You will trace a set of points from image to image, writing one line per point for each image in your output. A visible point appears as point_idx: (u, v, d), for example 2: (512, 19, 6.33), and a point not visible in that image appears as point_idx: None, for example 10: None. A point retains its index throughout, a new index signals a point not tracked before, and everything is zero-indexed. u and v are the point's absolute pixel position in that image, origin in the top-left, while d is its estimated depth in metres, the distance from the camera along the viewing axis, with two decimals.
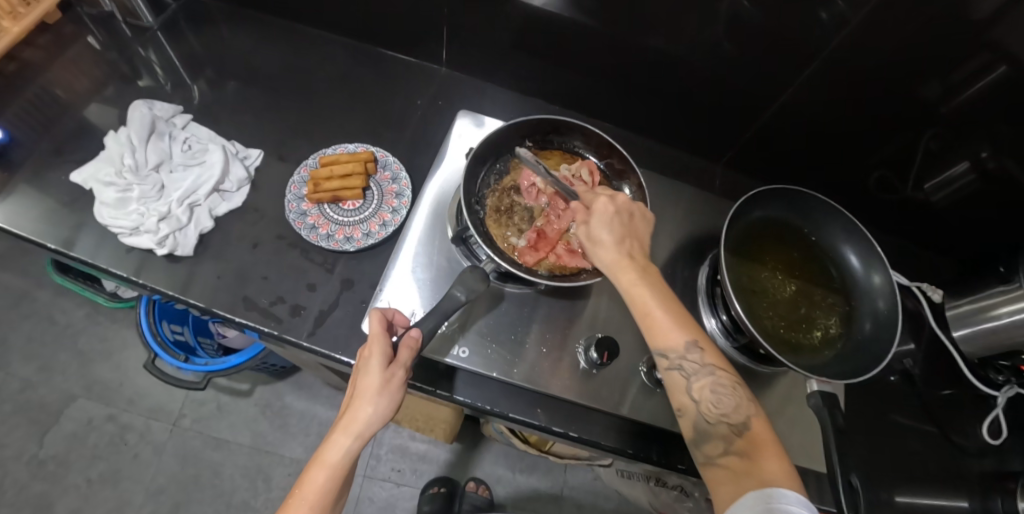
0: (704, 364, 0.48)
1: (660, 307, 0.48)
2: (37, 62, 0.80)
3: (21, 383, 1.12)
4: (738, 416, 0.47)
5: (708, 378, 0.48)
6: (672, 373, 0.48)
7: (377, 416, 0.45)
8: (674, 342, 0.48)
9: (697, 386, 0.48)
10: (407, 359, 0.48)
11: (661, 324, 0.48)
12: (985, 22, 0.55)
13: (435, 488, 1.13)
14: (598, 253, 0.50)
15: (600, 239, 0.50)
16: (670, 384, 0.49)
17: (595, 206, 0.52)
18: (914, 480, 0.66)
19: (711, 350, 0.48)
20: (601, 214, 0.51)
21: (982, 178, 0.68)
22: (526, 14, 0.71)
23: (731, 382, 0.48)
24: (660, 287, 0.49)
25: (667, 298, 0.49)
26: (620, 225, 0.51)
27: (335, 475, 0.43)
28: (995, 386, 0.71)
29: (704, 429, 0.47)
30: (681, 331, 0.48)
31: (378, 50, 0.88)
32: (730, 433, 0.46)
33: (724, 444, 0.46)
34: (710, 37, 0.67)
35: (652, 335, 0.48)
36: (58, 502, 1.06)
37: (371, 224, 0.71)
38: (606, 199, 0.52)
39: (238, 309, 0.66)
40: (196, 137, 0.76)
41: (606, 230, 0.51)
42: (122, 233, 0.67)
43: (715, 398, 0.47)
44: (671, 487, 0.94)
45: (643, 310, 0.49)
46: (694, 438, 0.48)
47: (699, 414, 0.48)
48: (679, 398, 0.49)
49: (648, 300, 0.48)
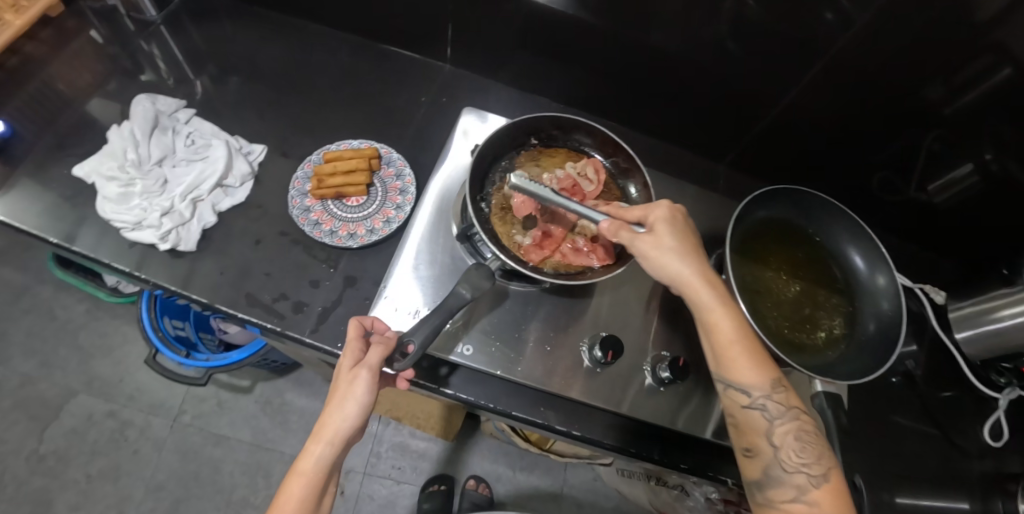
0: (787, 407, 0.47)
1: (747, 346, 0.48)
2: (39, 56, 0.79)
3: (20, 378, 1.12)
4: (817, 468, 0.46)
5: (790, 424, 0.47)
6: (752, 412, 0.48)
7: (348, 421, 0.44)
8: (761, 382, 0.47)
9: (779, 430, 0.47)
10: (375, 360, 0.46)
11: (745, 361, 0.48)
12: (989, 25, 0.55)
13: (434, 485, 1.14)
14: (670, 266, 0.50)
15: (676, 252, 0.50)
16: (746, 423, 0.48)
17: (653, 210, 0.52)
18: (915, 482, 0.66)
19: (794, 395, 0.48)
20: (665, 218, 0.51)
21: (984, 178, 0.68)
22: (530, 11, 0.71)
23: (812, 430, 0.47)
24: (745, 324, 0.49)
25: (753, 337, 0.49)
26: (685, 233, 0.52)
27: (311, 483, 0.43)
28: (997, 388, 0.70)
29: (776, 475, 0.46)
30: (767, 372, 0.48)
31: (381, 47, 0.88)
32: (804, 484, 0.45)
33: (795, 492, 0.45)
34: (714, 37, 0.67)
35: (735, 370, 0.48)
36: (57, 498, 1.05)
37: (374, 221, 0.71)
38: (663, 203, 0.52)
39: (241, 305, 0.66)
40: (199, 132, 0.76)
41: (676, 238, 0.51)
42: (124, 228, 0.67)
43: (796, 445, 0.46)
44: (671, 486, 0.94)
45: (728, 345, 0.48)
46: (761, 480, 0.47)
47: (776, 458, 0.47)
48: (754, 438, 0.48)
49: (736, 335, 0.48)
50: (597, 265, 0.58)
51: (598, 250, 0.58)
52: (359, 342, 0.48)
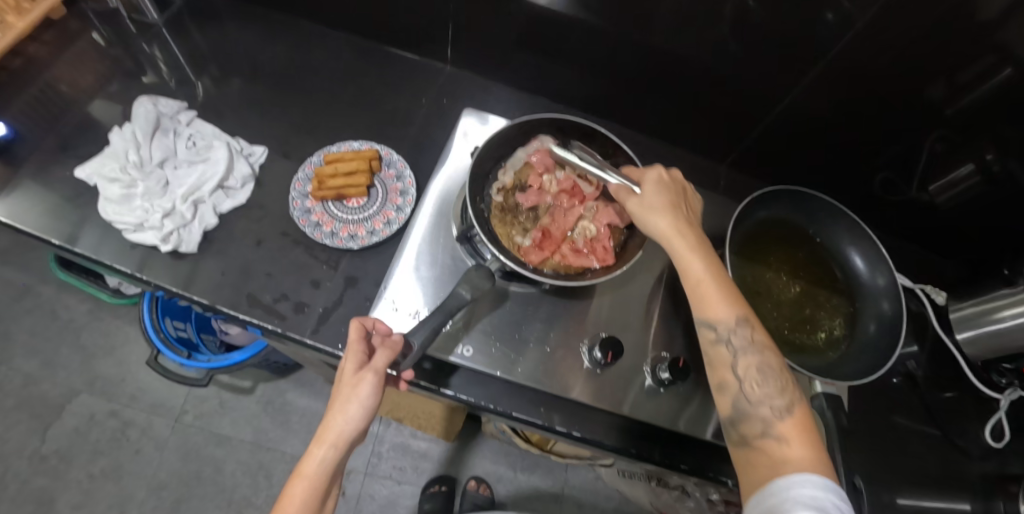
0: (752, 341, 0.46)
1: (715, 281, 0.47)
2: (41, 58, 0.80)
3: (23, 378, 1.12)
4: (782, 400, 0.44)
5: (756, 358, 0.46)
6: (719, 347, 0.46)
7: (351, 424, 0.44)
8: (725, 314, 0.46)
9: (744, 364, 0.46)
10: (381, 363, 0.47)
11: (713, 296, 0.47)
12: (991, 24, 0.55)
13: (434, 487, 1.14)
14: (650, 218, 0.50)
15: (655, 204, 0.51)
16: (714, 359, 0.47)
17: (647, 177, 0.54)
18: (916, 483, 0.66)
19: (761, 329, 0.47)
20: (653, 179, 0.53)
21: (985, 179, 0.68)
22: (531, 12, 0.71)
23: (777, 365, 0.46)
24: (714, 262, 0.48)
25: (722, 275, 0.48)
26: (666, 189, 0.53)
27: (313, 487, 0.43)
28: (998, 388, 0.70)
29: (744, 408, 0.45)
30: (733, 305, 0.46)
31: (383, 48, 0.88)
32: (770, 416, 0.44)
33: (763, 425, 0.44)
34: (715, 37, 0.67)
35: (701, 305, 0.47)
36: (60, 498, 1.06)
37: (375, 222, 0.71)
38: (655, 168, 0.54)
39: (242, 306, 0.66)
40: (200, 134, 0.76)
41: (659, 193, 0.52)
42: (125, 229, 0.67)
43: (760, 377, 0.45)
44: (671, 487, 0.94)
45: (696, 282, 0.48)
46: (731, 416, 0.46)
47: (741, 391, 0.46)
48: (722, 374, 0.47)
49: (702, 271, 0.48)
50: (597, 266, 0.58)
51: (598, 251, 0.58)
52: (361, 343, 0.48)
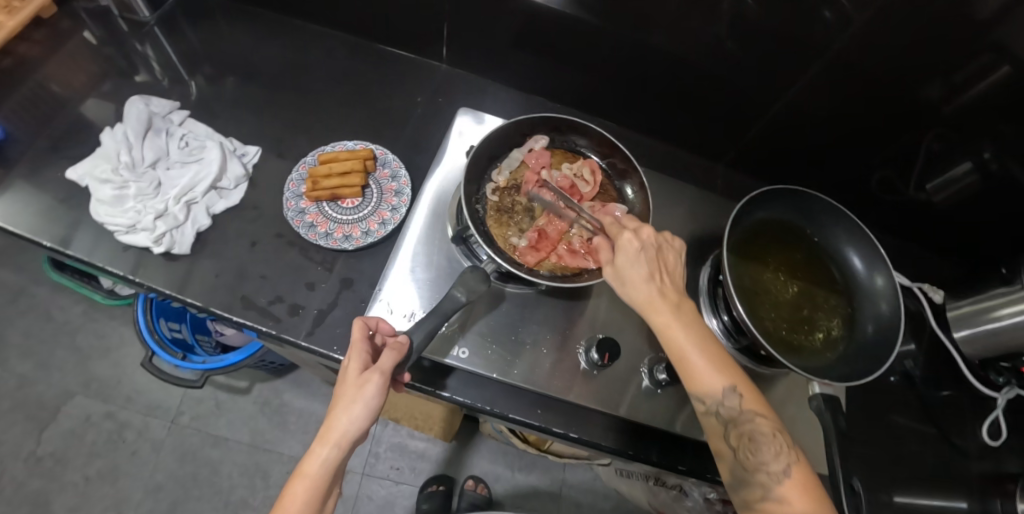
0: (742, 409, 0.45)
1: (699, 352, 0.46)
2: (32, 57, 0.79)
3: (18, 380, 1.11)
4: (778, 464, 0.44)
5: (749, 425, 0.45)
6: (710, 417, 0.46)
7: (355, 425, 0.44)
8: (711, 386, 0.46)
9: (736, 432, 0.45)
10: (387, 364, 0.46)
11: (699, 367, 0.46)
12: (989, 23, 0.55)
13: (433, 486, 1.13)
14: (628, 295, 0.48)
15: (629, 277, 0.49)
16: (708, 428, 0.47)
17: (619, 242, 0.51)
18: (913, 482, 0.66)
19: (751, 396, 0.46)
20: (626, 246, 0.50)
21: (983, 178, 0.68)
22: (527, 10, 0.70)
23: (771, 430, 0.45)
24: (697, 330, 0.47)
25: (706, 343, 0.47)
26: (643, 252, 0.49)
27: (314, 486, 0.43)
28: (996, 387, 0.70)
29: (742, 476, 0.45)
30: (720, 375, 0.46)
31: (378, 47, 0.87)
32: (768, 480, 0.44)
33: (764, 490, 0.44)
34: (712, 34, 0.67)
35: (689, 379, 0.46)
36: (56, 500, 1.05)
37: (370, 222, 0.70)
38: (628, 233, 0.50)
39: (236, 308, 0.65)
40: (193, 134, 0.76)
41: (634, 264, 0.49)
42: (118, 231, 0.66)
43: (754, 445, 0.45)
44: (669, 486, 0.94)
45: (680, 355, 0.47)
46: (733, 481, 0.46)
47: (738, 459, 0.45)
48: (717, 442, 0.47)
49: (685, 346, 0.46)
50: (593, 266, 0.57)
51: (595, 251, 0.58)
52: (365, 344, 0.48)
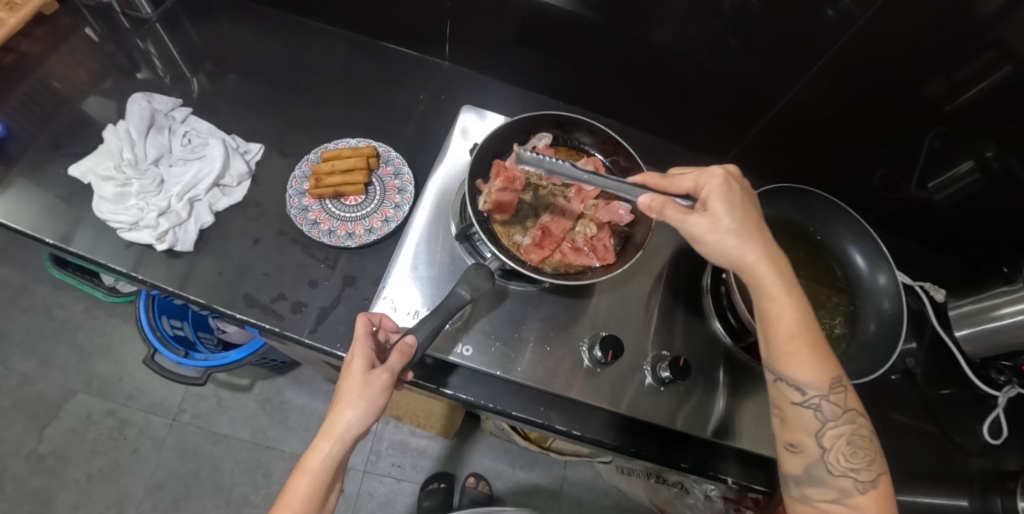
0: (845, 411, 0.46)
1: (812, 345, 0.46)
2: (34, 55, 0.79)
3: (19, 378, 1.12)
4: (864, 473, 0.46)
5: (844, 426, 0.46)
6: (805, 411, 0.46)
7: (358, 421, 0.44)
8: (821, 382, 0.45)
9: (831, 432, 0.46)
10: (396, 364, 0.46)
11: (809, 361, 0.45)
12: (990, 21, 0.55)
13: (434, 483, 1.14)
14: (727, 244, 0.46)
15: (734, 229, 0.45)
16: (796, 419, 0.47)
17: (705, 183, 0.47)
18: (913, 478, 0.67)
19: (851, 398, 0.47)
20: (719, 186, 0.46)
21: (985, 176, 0.68)
22: (530, 7, 0.70)
23: (863, 436, 0.47)
24: (811, 318, 0.46)
25: (815, 334, 0.46)
26: (744, 206, 0.46)
27: (317, 480, 0.43)
28: (996, 386, 0.69)
29: (821, 474, 0.46)
30: (828, 372, 0.46)
31: (379, 44, 0.87)
32: (850, 486, 0.45)
33: (837, 494, 0.46)
34: (713, 31, 0.66)
35: (794, 368, 0.46)
36: (58, 498, 1.06)
37: (373, 220, 0.70)
38: (716, 171, 0.47)
39: (239, 306, 0.65)
40: (196, 131, 0.76)
41: (733, 214, 0.45)
42: (121, 228, 0.66)
43: (846, 449, 0.46)
44: (671, 483, 0.94)
45: (789, 341, 0.46)
46: (799, 475, 0.47)
47: (822, 459, 0.46)
48: (801, 436, 0.47)
49: (800, 331, 0.46)
50: (597, 264, 0.57)
51: (598, 249, 0.57)
52: (370, 341, 0.48)
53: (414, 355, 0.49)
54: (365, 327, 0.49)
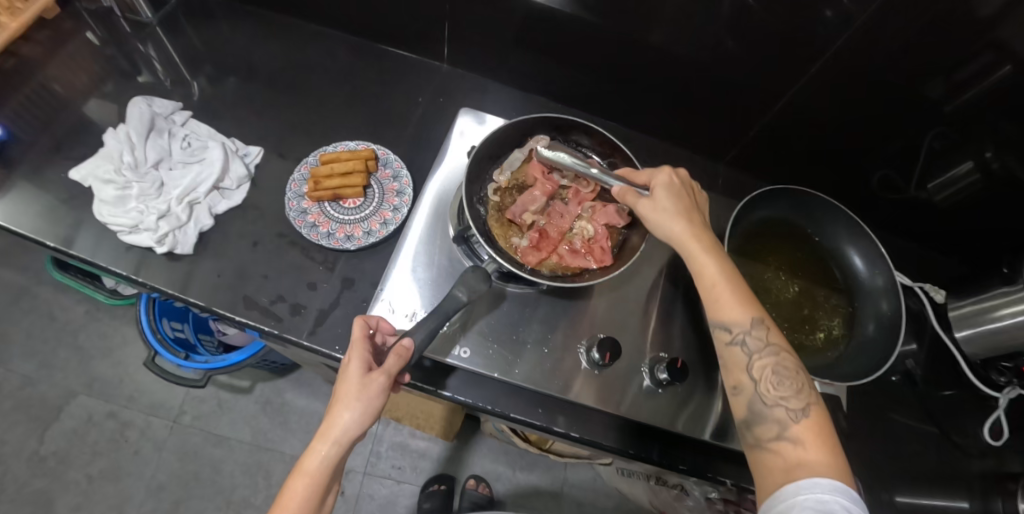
0: (768, 342, 0.46)
1: (730, 285, 0.47)
2: (35, 58, 0.79)
3: (21, 380, 1.12)
4: (797, 403, 0.43)
5: (772, 360, 0.45)
6: (733, 348, 0.46)
7: (355, 423, 0.44)
8: (739, 315, 0.46)
9: (759, 365, 0.45)
10: (393, 365, 0.46)
11: (729, 298, 0.47)
12: (989, 22, 0.55)
13: (435, 485, 1.14)
14: (666, 218, 0.50)
15: (668, 209, 0.50)
16: (729, 361, 0.47)
17: (655, 179, 0.53)
18: (912, 479, 0.66)
19: (776, 333, 0.46)
20: (662, 175, 0.52)
21: (984, 176, 0.68)
22: (528, 10, 0.70)
23: (794, 368, 0.45)
24: (730, 264, 0.48)
25: (736, 278, 0.48)
26: (684, 196, 0.51)
27: (315, 482, 0.43)
28: (997, 388, 0.69)
29: (758, 409, 0.44)
30: (749, 308, 0.46)
31: (379, 47, 0.87)
32: (785, 417, 0.43)
33: (778, 426, 0.43)
34: (712, 33, 0.66)
35: (717, 308, 0.47)
36: (58, 500, 1.06)
37: (372, 222, 0.70)
38: (661, 165, 0.53)
39: (238, 308, 0.65)
40: (195, 134, 0.76)
41: (669, 193, 0.51)
42: (121, 231, 0.67)
43: (776, 379, 0.45)
44: (671, 485, 0.94)
45: (710, 285, 0.48)
46: (745, 418, 0.45)
47: (756, 394, 0.45)
48: (738, 375, 0.46)
49: (716, 274, 0.48)
50: (594, 266, 0.57)
51: (596, 251, 0.58)
52: (367, 343, 0.48)
53: (411, 357, 0.49)
54: (362, 329, 0.49)
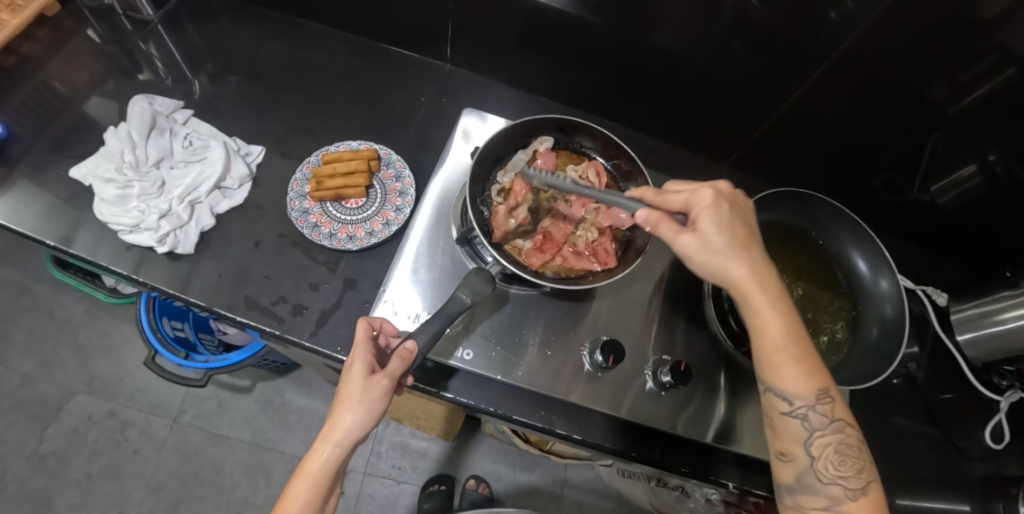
0: (832, 420, 0.45)
1: (796, 354, 0.45)
2: (35, 56, 0.79)
3: (20, 378, 1.12)
4: (855, 481, 0.45)
5: (834, 436, 0.45)
6: (791, 421, 0.45)
7: (358, 426, 0.44)
8: (805, 392, 0.44)
9: (819, 441, 0.45)
10: (396, 368, 0.46)
11: (796, 371, 0.44)
12: (994, 23, 0.55)
13: (434, 486, 1.14)
14: (719, 264, 0.46)
15: (721, 249, 0.45)
16: (784, 429, 0.46)
17: (693, 202, 0.47)
18: (915, 483, 0.66)
19: (842, 408, 0.45)
20: (709, 206, 0.46)
21: (987, 179, 0.68)
22: (532, 10, 0.70)
23: (854, 443, 0.46)
24: (796, 329, 0.45)
25: (803, 343, 0.45)
26: (732, 224, 0.46)
27: (316, 485, 0.43)
28: (998, 391, 0.69)
29: (810, 483, 0.45)
30: (815, 381, 0.45)
31: (381, 46, 0.87)
32: (839, 494, 0.44)
33: (829, 501, 0.45)
34: (716, 34, 0.66)
35: (780, 377, 0.45)
36: (58, 498, 1.06)
37: (374, 223, 0.70)
38: (705, 190, 0.46)
39: (239, 308, 0.65)
40: (197, 133, 0.76)
41: (722, 234, 0.45)
42: (122, 230, 0.66)
43: (836, 458, 0.45)
44: (671, 487, 0.94)
45: (773, 352, 0.45)
46: (791, 485, 0.46)
47: (811, 468, 0.45)
48: (790, 445, 0.46)
49: (783, 340, 0.45)
50: (598, 268, 0.57)
51: (600, 254, 0.58)
52: (370, 345, 0.48)
53: (415, 359, 0.49)
54: (365, 332, 0.49)
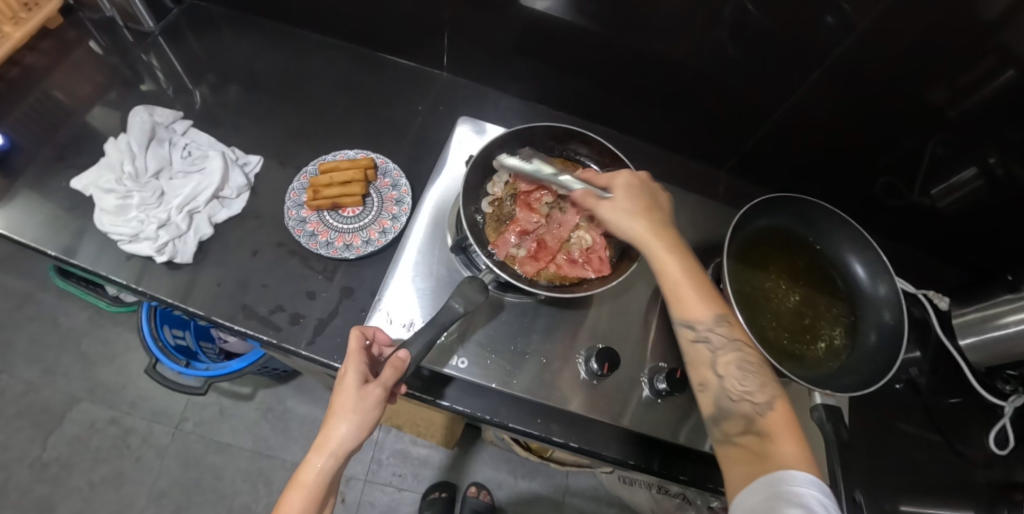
0: (730, 339, 0.47)
1: (693, 285, 0.48)
2: (39, 68, 0.80)
3: (24, 385, 1.13)
4: (762, 396, 0.45)
5: (733, 354, 0.47)
6: (698, 346, 0.47)
7: (351, 436, 0.44)
8: (703, 315, 0.47)
9: (723, 361, 0.47)
10: (389, 378, 0.46)
11: (694, 298, 0.48)
12: (993, 25, 0.54)
13: (435, 493, 1.13)
14: (627, 224, 0.51)
15: (628, 208, 0.51)
16: (694, 357, 0.48)
17: (615, 180, 0.54)
18: (919, 493, 0.65)
19: (740, 330, 0.48)
20: (624, 182, 0.53)
21: (988, 182, 0.68)
22: (528, 18, 0.70)
23: (756, 362, 0.47)
24: (692, 265, 0.49)
25: (700, 278, 0.49)
26: (643, 195, 0.53)
27: (311, 496, 0.43)
28: (1003, 396, 0.69)
29: (725, 405, 0.46)
30: (712, 306, 0.48)
31: (379, 56, 0.88)
32: (752, 410, 0.44)
33: (745, 420, 0.44)
34: (713, 40, 0.66)
35: (682, 306, 0.48)
36: (60, 505, 1.06)
37: (370, 231, 0.70)
38: (624, 172, 0.54)
39: (238, 317, 0.66)
40: (196, 143, 0.76)
41: (631, 199, 0.52)
42: (122, 240, 0.67)
43: (740, 375, 0.46)
44: (673, 495, 0.93)
45: (674, 285, 0.49)
46: (713, 415, 0.46)
47: (722, 389, 0.46)
48: (702, 371, 0.47)
49: (682, 277, 0.48)
50: (592, 276, 0.57)
51: (594, 261, 0.58)
52: (363, 354, 0.48)
53: (408, 369, 0.49)
54: (358, 340, 0.49)
